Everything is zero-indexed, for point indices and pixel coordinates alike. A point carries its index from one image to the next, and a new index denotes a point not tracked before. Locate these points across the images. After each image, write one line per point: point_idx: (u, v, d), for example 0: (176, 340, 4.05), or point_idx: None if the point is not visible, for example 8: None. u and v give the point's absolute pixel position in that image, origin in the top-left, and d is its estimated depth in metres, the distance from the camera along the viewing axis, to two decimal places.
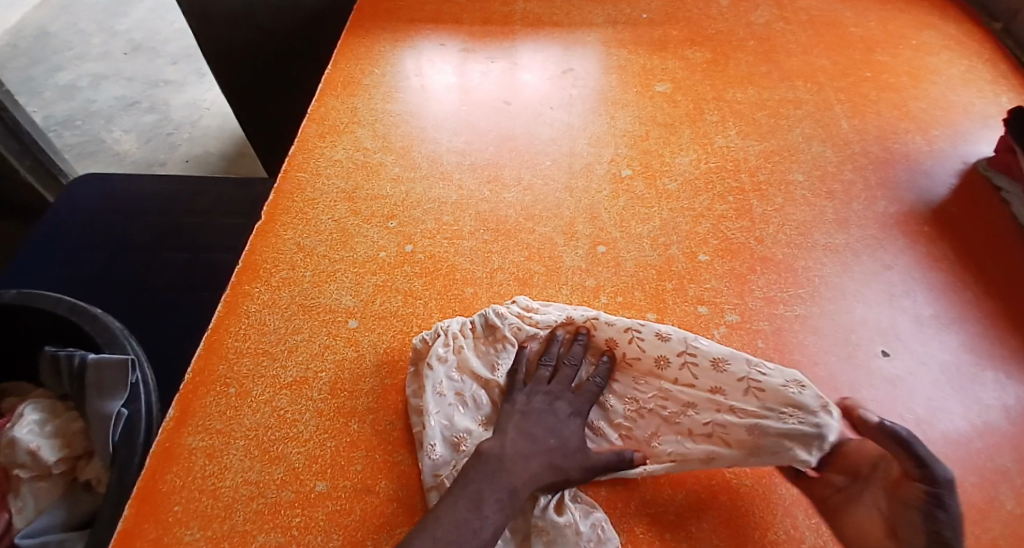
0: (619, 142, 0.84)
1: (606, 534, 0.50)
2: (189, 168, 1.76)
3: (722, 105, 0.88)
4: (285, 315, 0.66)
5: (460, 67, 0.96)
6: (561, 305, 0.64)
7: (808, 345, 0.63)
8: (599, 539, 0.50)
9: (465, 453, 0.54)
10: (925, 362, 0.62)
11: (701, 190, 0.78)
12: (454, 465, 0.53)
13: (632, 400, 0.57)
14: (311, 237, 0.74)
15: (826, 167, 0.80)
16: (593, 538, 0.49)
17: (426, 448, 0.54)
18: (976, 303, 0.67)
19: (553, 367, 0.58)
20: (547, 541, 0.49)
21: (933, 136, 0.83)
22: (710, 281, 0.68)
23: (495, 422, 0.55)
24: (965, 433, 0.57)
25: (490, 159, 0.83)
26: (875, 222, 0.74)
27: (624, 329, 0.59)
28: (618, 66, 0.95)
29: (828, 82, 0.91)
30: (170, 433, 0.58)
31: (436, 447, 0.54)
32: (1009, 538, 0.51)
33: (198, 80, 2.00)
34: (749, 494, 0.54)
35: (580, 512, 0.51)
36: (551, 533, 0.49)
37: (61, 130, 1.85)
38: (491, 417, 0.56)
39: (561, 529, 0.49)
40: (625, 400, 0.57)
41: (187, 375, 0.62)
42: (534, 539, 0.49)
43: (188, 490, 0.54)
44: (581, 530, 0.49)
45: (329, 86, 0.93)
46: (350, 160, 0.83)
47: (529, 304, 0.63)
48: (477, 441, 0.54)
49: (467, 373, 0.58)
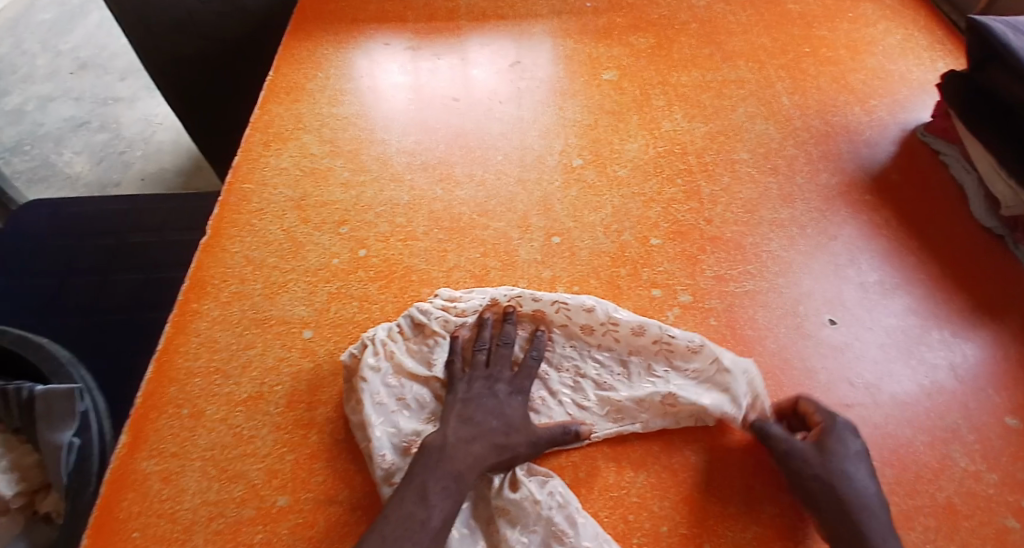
0: (568, 132, 0.84)
1: (565, 497, 0.51)
2: (144, 186, 1.72)
3: (669, 89, 0.89)
4: (237, 331, 0.65)
5: (407, 66, 0.95)
6: (486, 289, 0.65)
7: (759, 320, 0.64)
8: (560, 504, 0.50)
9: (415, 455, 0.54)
10: (872, 328, 0.63)
11: (651, 175, 0.78)
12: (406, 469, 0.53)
13: (567, 370, 0.59)
14: (260, 249, 0.72)
15: (772, 144, 0.81)
16: (554, 504, 0.50)
17: (375, 460, 0.53)
18: (920, 267, 0.68)
19: (488, 349, 0.60)
20: (509, 518, 0.50)
21: (873, 106, 0.85)
22: (663, 264, 0.69)
23: (439, 417, 0.56)
24: (913, 394, 0.59)
25: (441, 157, 0.82)
26: (820, 194, 0.75)
27: (550, 306, 0.62)
28: (565, 56, 0.95)
29: (771, 60, 0.92)
30: (123, 460, 0.57)
31: (385, 457, 0.53)
32: (957, 492, 0.53)
33: (147, 95, 1.95)
34: (705, 471, 0.55)
35: (536, 484, 0.52)
36: (510, 510, 0.50)
37: (6, 155, 1.79)
38: (436, 412, 0.57)
39: (519, 504, 0.50)
40: (561, 370, 0.59)
41: (137, 400, 0.60)
42: (497, 520, 0.50)
43: (145, 516, 0.53)
44: (538, 499, 0.50)
45: (272, 93, 0.91)
46: (297, 168, 0.81)
47: (453, 294, 0.65)
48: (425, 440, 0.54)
49: (404, 376, 0.58)
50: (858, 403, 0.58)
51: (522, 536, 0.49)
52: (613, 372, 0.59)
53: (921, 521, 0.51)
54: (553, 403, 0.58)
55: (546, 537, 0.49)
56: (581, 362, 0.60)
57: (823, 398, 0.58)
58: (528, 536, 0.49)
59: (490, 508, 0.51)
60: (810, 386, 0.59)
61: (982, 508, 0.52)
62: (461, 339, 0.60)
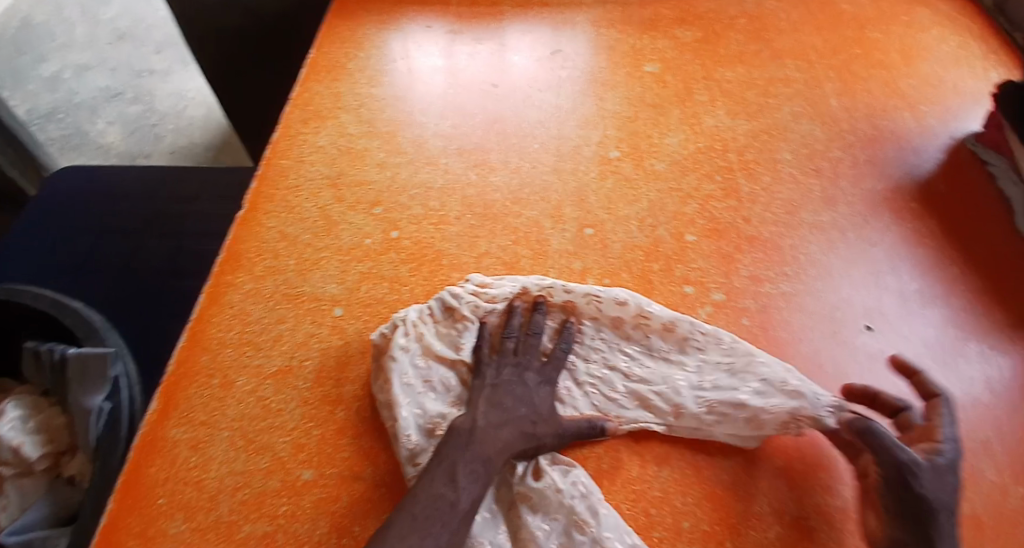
0: (606, 123, 0.83)
1: (588, 488, 0.50)
2: (175, 159, 1.74)
3: (712, 85, 0.87)
4: (269, 305, 0.66)
5: (447, 49, 0.95)
6: (515, 277, 0.65)
7: (795, 323, 0.62)
8: (582, 494, 0.50)
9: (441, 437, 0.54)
10: (910, 338, 0.62)
11: (689, 171, 0.77)
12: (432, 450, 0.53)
13: (596, 362, 0.59)
14: (294, 225, 0.73)
15: (815, 145, 0.79)
16: (575, 494, 0.50)
17: (401, 440, 0.53)
18: (964, 279, 0.66)
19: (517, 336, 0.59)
20: (531, 505, 0.50)
21: (924, 112, 0.83)
22: (697, 261, 0.68)
23: (465, 400, 0.55)
24: (949, 408, 0.57)
25: (477, 143, 0.82)
26: (863, 200, 0.73)
27: (580, 298, 0.61)
28: (606, 46, 0.94)
29: (819, 60, 0.90)
30: (154, 425, 0.57)
31: (411, 437, 0.53)
32: (992, 510, 0.52)
33: (183, 70, 1.97)
34: (733, 472, 0.54)
35: (559, 473, 0.51)
36: (532, 497, 0.50)
37: (45, 122, 1.82)
38: (462, 396, 0.57)
39: (542, 492, 0.50)
40: (589, 362, 0.59)
41: (170, 368, 0.61)
42: (519, 505, 0.50)
43: (173, 482, 0.54)
44: (561, 488, 0.50)
45: (311, 71, 0.91)
46: (333, 146, 0.81)
47: (483, 280, 0.64)
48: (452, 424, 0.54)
49: (432, 358, 0.58)
50: None
51: (542, 522, 0.48)
52: (643, 367, 0.58)
53: None
54: (579, 395, 0.57)
55: (566, 526, 0.48)
56: (611, 355, 0.59)
57: None
58: (549, 523, 0.48)
59: (512, 493, 0.51)
60: None
61: (1018, 529, 0.51)
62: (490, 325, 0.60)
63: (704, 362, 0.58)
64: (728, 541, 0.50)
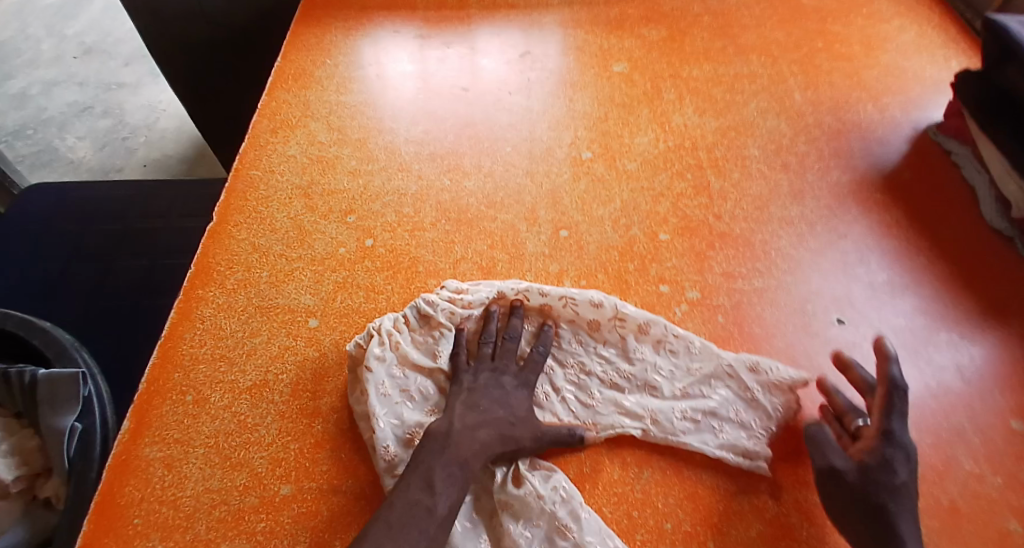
0: (577, 124, 0.84)
1: (569, 492, 0.50)
2: (147, 172, 1.71)
3: (681, 82, 0.88)
4: (242, 318, 0.65)
5: (416, 54, 0.94)
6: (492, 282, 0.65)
7: (768, 317, 0.63)
8: (563, 499, 0.50)
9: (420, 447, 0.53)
10: (880, 328, 0.63)
11: (660, 169, 0.77)
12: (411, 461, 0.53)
13: (572, 364, 0.59)
14: (266, 236, 0.72)
15: (784, 140, 0.80)
16: (557, 499, 0.50)
17: (378, 451, 0.53)
18: (930, 267, 0.68)
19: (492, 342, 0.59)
20: (513, 513, 0.49)
21: (887, 104, 0.84)
22: (671, 260, 0.68)
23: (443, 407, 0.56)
24: (920, 395, 0.58)
25: (448, 148, 0.82)
26: (832, 192, 0.74)
27: (557, 301, 0.61)
28: (575, 47, 0.94)
29: (784, 55, 0.91)
30: (126, 445, 0.56)
31: (389, 448, 0.53)
32: (963, 493, 0.53)
33: (152, 81, 1.94)
34: (711, 468, 0.54)
35: (539, 478, 0.51)
36: (514, 505, 0.50)
37: (10, 140, 1.78)
38: (439, 404, 0.57)
39: (523, 499, 0.50)
40: (565, 364, 0.59)
41: (142, 386, 0.60)
42: (501, 513, 0.50)
43: (148, 502, 0.53)
44: (542, 494, 0.50)
45: (279, 80, 0.90)
46: (304, 155, 0.81)
47: (460, 285, 0.64)
48: None
49: (409, 367, 0.58)
50: None
51: (524, 529, 0.48)
52: (619, 369, 0.58)
53: (926, 522, 0.51)
54: (558, 399, 0.57)
55: (548, 533, 0.48)
56: (588, 358, 0.59)
57: None
58: (531, 530, 0.48)
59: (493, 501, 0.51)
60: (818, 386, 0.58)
61: (987, 509, 0.52)
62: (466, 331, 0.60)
63: (675, 364, 0.58)
64: (709, 538, 0.51)
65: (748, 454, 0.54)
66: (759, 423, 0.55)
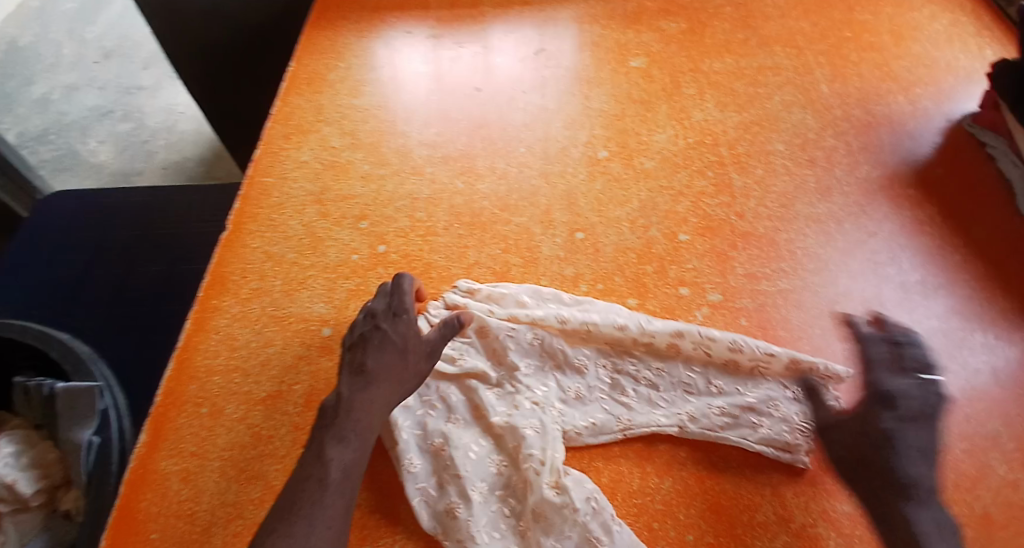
0: (593, 122, 0.82)
1: (600, 502, 0.49)
2: (167, 175, 1.73)
3: (700, 77, 0.86)
4: (257, 328, 0.65)
5: (429, 54, 0.93)
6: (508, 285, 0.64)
7: (793, 320, 0.61)
8: (596, 510, 0.49)
9: (446, 458, 0.52)
10: (912, 331, 0.60)
11: (679, 167, 0.75)
12: (437, 473, 0.52)
13: (602, 367, 0.58)
14: (280, 244, 0.72)
15: (808, 135, 0.77)
16: (589, 511, 0.49)
17: (403, 464, 0.52)
18: (964, 266, 0.65)
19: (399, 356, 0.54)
20: (545, 525, 0.48)
21: (916, 95, 0.81)
22: (691, 261, 0.66)
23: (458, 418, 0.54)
24: (955, 401, 0.56)
25: (462, 149, 0.81)
26: (859, 188, 0.72)
27: (573, 304, 0.62)
28: (591, 43, 0.92)
29: (808, 46, 0.88)
30: (143, 459, 0.56)
31: (414, 461, 0.52)
32: (999, 504, 0.50)
33: (171, 85, 1.95)
34: (734, 479, 0.53)
35: (574, 487, 0.50)
36: (547, 517, 0.48)
37: (34, 145, 1.82)
38: (465, 413, 0.55)
39: (557, 509, 0.49)
40: (595, 366, 0.58)
41: (158, 398, 0.60)
42: (532, 527, 0.48)
43: (165, 516, 0.53)
44: (576, 507, 0.48)
45: (292, 84, 0.90)
46: (317, 160, 0.80)
47: (479, 288, 0.64)
48: (455, 443, 0.53)
49: (432, 376, 0.57)
50: None
51: (557, 543, 0.47)
52: (651, 368, 0.58)
53: (959, 534, 0.49)
54: (586, 401, 0.56)
55: (580, 544, 0.47)
56: (618, 359, 0.58)
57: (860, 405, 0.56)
58: (563, 541, 0.47)
59: (524, 511, 0.49)
60: (845, 392, 0.56)
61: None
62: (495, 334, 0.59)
63: (711, 367, 0.57)
64: None
65: (788, 448, 0.52)
66: (797, 417, 0.54)
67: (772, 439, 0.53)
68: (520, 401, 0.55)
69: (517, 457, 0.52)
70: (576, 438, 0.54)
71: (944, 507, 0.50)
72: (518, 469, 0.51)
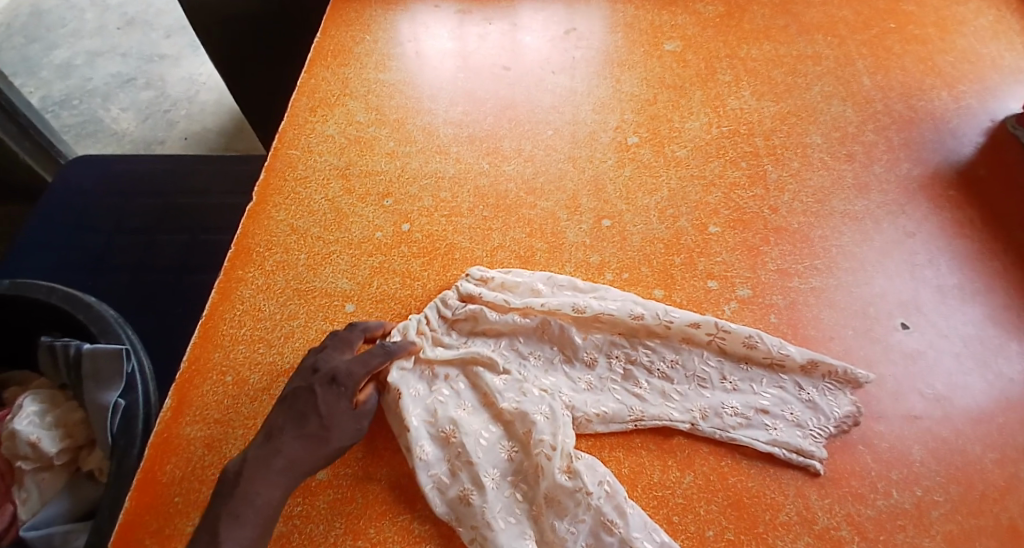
0: (624, 107, 0.80)
1: (613, 486, 0.49)
2: (188, 145, 1.73)
3: (736, 63, 0.83)
4: (280, 300, 0.64)
5: (458, 30, 0.91)
6: (523, 273, 0.63)
7: (824, 319, 0.60)
8: (609, 494, 0.48)
9: (457, 444, 0.51)
10: (946, 335, 0.59)
11: (712, 157, 0.73)
12: (449, 460, 0.51)
13: (614, 356, 0.57)
14: (304, 218, 0.71)
15: (847, 128, 0.75)
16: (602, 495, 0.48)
17: (414, 451, 0.51)
18: (1004, 271, 0.63)
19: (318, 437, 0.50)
20: (558, 508, 0.48)
21: (961, 92, 0.78)
22: (721, 254, 0.65)
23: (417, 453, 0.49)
24: (987, 408, 0.55)
25: (489, 130, 0.79)
26: (898, 186, 0.70)
27: (588, 292, 0.61)
28: (623, 24, 0.90)
29: (849, 35, 0.85)
30: (168, 424, 0.57)
31: (425, 448, 0.51)
32: None
33: (193, 53, 1.95)
34: (758, 476, 0.52)
35: (587, 471, 0.49)
36: (560, 500, 0.48)
37: (58, 110, 1.82)
38: (475, 400, 0.54)
39: (569, 494, 0.48)
40: (608, 358, 0.57)
41: (183, 364, 0.60)
42: (545, 511, 0.48)
43: (188, 481, 0.53)
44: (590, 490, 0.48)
45: (318, 56, 0.89)
46: (342, 135, 0.79)
47: (490, 276, 0.63)
48: (465, 431, 0.52)
49: (438, 365, 0.56)
50: (926, 415, 0.54)
51: (570, 528, 0.47)
52: (666, 360, 0.57)
53: (985, 543, 0.48)
54: (598, 391, 0.55)
55: (593, 528, 0.47)
56: (632, 349, 0.57)
57: (889, 407, 0.55)
58: (577, 526, 0.47)
59: (536, 497, 0.49)
60: (875, 394, 0.55)
61: None
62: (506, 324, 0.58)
63: (726, 360, 0.57)
64: None
65: (800, 451, 0.52)
66: (814, 422, 0.53)
67: (784, 441, 0.52)
68: (528, 388, 0.54)
69: (529, 443, 0.51)
70: (586, 425, 0.53)
71: (972, 516, 0.49)
72: (529, 454, 0.51)
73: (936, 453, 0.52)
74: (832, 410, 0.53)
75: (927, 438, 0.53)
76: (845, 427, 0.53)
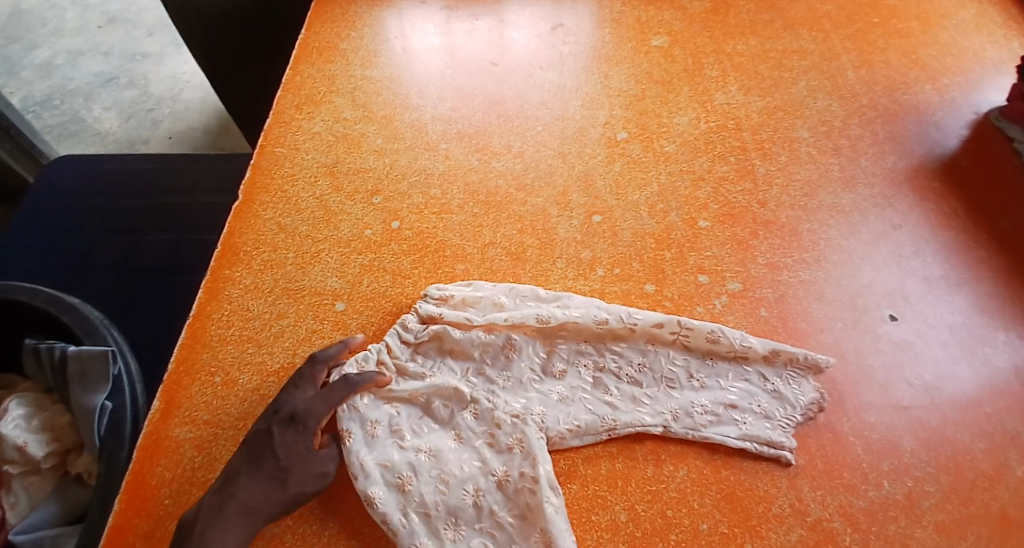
0: (613, 102, 0.80)
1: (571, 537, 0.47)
2: (172, 145, 1.71)
3: (724, 58, 0.83)
4: (269, 300, 0.64)
5: (444, 26, 0.91)
6: (480, 285, 0.62)
7: (813, 311, 0.60)
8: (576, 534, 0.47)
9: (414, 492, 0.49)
10: (934, 325, 0.59)
11: (701, 151, 0.74)
12: (404, 508, 0.48)
13: (581, 366, 0.56)
14: (292, 216, 0.70)
15: (834, 122, 0.75)
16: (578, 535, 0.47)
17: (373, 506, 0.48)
18: (989, 261, 0.64)
19: (276, 478, 0.48)
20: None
21: (945, 85, 0.79)
22: (711, 248, 0.65)
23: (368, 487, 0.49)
24: (974, 397, 0.55)
25: (477, 126, 0.79)
26: (884, 178, 0.70)
27: (550, 300, 0.60)
28: (610, 20, 0.90)
29: (835, 30, 0.86)
30: (156, 426, 0.56)
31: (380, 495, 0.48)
32: (1016, 502, 0.50)
33: (176, 52, 1.92)
34: (752, 469, 0.52)
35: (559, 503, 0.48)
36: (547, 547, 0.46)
37: (37, 110, 1.79)
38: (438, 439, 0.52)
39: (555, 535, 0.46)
40: (577, 370, 0.56)
41: (170, 366, 0.59)
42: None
43: (178, 483, 0.53)
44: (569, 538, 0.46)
45: (304, 53, 0.88)
46: (329, 133, 0.78)
47: (448, 291, 0.61)
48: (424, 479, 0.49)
49: (398, 403, 0.54)
50: (915, 405, 0.55)
51: None
52: (633, 364, 0.56)
53: (975, 530, 0.49)
54: (571, 401, 0.54)
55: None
56: (599, 356, 0.57)
57: (879, 398, 0.55)
58: None
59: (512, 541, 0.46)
60: (865, 385, 0.56)
61: None
62: (473, 339, 0.57)
63: (691, 358, 0.57)
64: (748, 542, 0.49)
65: (771, 443, 0.52)
66: (781, 412, 0.54)
67: (755, 433, 0.53)
68: (501, 417, 0.52)
69: (506, 480, 0.49)
70: (560, 441, 0.52)
71: (961, 503, 0.50)
72: (507, 496, 0.48)
73: (925, 442, 0.53)
74: (797, 397, 0.54)
75: (916, 427, 0.54)
76: (813, 414, 0.54)
